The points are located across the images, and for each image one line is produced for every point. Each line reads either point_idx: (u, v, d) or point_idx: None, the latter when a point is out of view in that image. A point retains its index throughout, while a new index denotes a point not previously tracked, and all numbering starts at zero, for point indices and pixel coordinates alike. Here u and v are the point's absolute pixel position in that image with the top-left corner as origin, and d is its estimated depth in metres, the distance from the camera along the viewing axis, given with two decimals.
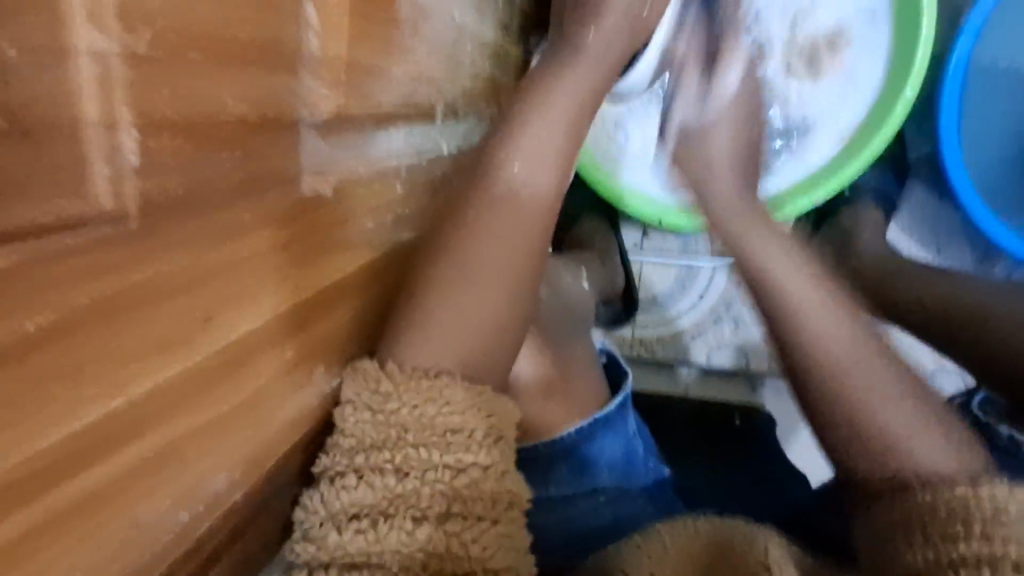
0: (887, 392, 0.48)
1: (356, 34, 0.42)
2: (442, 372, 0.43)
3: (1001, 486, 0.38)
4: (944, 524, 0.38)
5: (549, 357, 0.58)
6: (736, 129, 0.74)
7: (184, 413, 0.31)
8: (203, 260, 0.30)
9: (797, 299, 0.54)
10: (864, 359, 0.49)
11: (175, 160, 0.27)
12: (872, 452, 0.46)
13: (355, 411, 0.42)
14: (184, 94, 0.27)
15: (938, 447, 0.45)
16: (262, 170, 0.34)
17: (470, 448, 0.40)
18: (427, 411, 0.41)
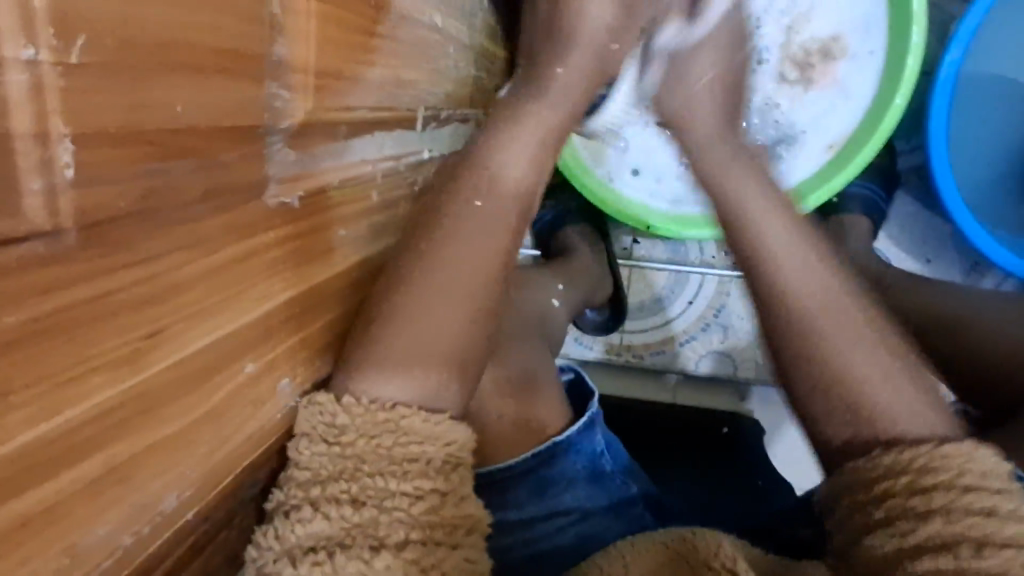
0: (857, 344, 0.46)
1: (328, 40, 0.41)
2: (397, 403, 0.44)
3: (960, 450, 0.41)
4: (906, 497, 0.40)
5: (506, 381, 0.60)
6: (721, 51, 0.62)
7: (133, 432, 0.29)
8: (150, 272, 0.29)
9: (773, 239, 0.52)
10: (836, 308, 0.47)
11: (126, 173, 0.26)
12: (839, 410, 0.45)
13: (309, 444, 0.42)
14: (128, 102, 0.26)
15: (905, 402, 0.44)
16: (219, 179, 0.33)
17: (427, 475, 0.42)
18: (384, 441, 0.42)
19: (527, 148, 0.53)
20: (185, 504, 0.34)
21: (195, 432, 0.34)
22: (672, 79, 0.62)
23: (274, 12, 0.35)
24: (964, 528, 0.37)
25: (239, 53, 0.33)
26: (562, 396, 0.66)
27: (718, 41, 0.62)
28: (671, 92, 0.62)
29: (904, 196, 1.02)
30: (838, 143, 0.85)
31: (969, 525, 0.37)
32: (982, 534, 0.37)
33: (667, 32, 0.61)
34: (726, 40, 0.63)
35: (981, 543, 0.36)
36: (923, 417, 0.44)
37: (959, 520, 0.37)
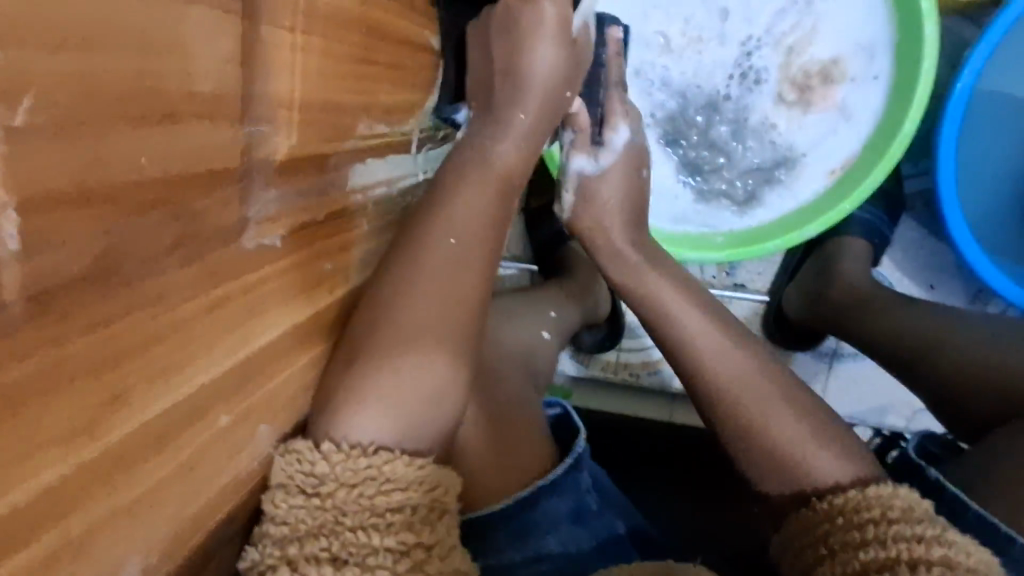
0: (774, 409, 0.48)
1: (316, 71, 0.39)
2: (379, 447, 0.42)
3: (884, 488, 0.44)
4: (842, 534, 0.42)
5: (497, 419, 0.58)
6: (628, 174, 0.62)
7: (93, 504, 0.28)
8: (111, 336, 0.27)
9: (688, 323, 0.53)
10: (752, 382, 0.50)
11: (81, 235, 0.24)
12: (777, 468, 0.47)
13: (287, 495, 0.40)
14: (85, 161, 0.24)
15: (829, 456, 0.47)
16: (191, 229, 0.31)
17: (412, 527, 0.40)
18: (366, 491, 0.40)
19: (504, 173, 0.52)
20: (150, 570, 0.33)
21: (163, 494, 0.32)
22: (584, 201, 0.61)
23: (254, 48, 0.33)
24: (896, 551, 0.40)
25: (212, 94, 0.31)
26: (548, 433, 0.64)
27: (624, 167, 0.62)
28: (585, 211, 0.61)
29: (909, 221, 1.00)
30: (841, 167, 0.83)
31: (901, 550, 0.40)
32: (913, 557, 0.39)
33: (577, 160, 0.61)
34: (632, 164, 0.63)
35: (913, 564, 0.39)
36: (846, 467, 0.46)
37: (892, 545, 0.40)
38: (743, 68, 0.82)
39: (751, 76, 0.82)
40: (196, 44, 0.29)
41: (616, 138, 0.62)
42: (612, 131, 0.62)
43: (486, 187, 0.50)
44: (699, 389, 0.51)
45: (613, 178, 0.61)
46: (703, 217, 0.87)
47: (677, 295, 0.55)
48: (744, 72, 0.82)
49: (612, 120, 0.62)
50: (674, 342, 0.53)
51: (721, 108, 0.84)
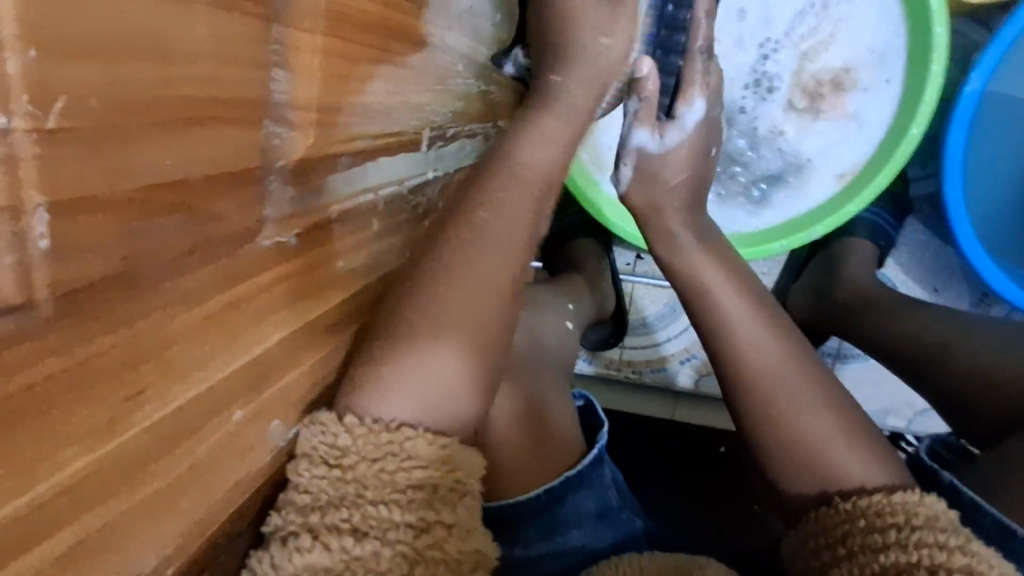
0: (807, 405, 0.50)
1: (334, 73, 0.39)
2: (402, 424, 0.44)
3: (910, 496, 0.45)
4: (864, 536, 0.43)
5: (521, 409, 0.60)
6: (693, 152, 0.65)
7: (113, 498, 0.29)
8: (133, 332, 0.27)
9: (733, 315, 0.54)
10: (789, 376, 0.51)
11: (107, 239, 0.25)
12: (795, 463, 0.49)
13: (310, 466, 0.42)
14: (113, 165, 0.24)
15: (853, 454, 0.48)
16: (214, 229, 0.31)
17: (432, 505, 0.41)
18: (387, 466, 0.42)
19: (530, 168, 0.52)
20: (166, 561, 0.33)
21: (178, 491, 0.33)
22: (645, 173, 0.64)
23: (277, 50, 0.34)
24: (918, 555, 0.41)
25: (236, 99, 0.31)
26: (576, 426, 0.66)
27: (689, 146, 0.65)
28: (642, 184, 0.64)
29: (914, 224, 1.01)
30: (850, 172, 0.83)
31: (922, 556, 0.41)
32: (933, 562, 0.40)
33: (640, 133, 0.64)
34: (696, 144, 0.66)
35: (934, 570, 0.40)
36: (872, 470, 0.48)
37: (913, 550, 0.41)
38: (758, 75, 0.82)
39: (765, 83, 0.82)
40: (223, 49, 0.29)
41: (687, 113, 0.65)
42: (682, 107, 0.65)
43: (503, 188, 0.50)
44: (734, 378, 0.52)
45: (678, 154, 0.64)
46: (718, 216, 0.88)
47: (724, 284, 0.57)
48: (758, 78, 0.82)
49: (683, 96, 0.65)
50: (716, 330, 0.55)
51: (734, 121, 0.84)
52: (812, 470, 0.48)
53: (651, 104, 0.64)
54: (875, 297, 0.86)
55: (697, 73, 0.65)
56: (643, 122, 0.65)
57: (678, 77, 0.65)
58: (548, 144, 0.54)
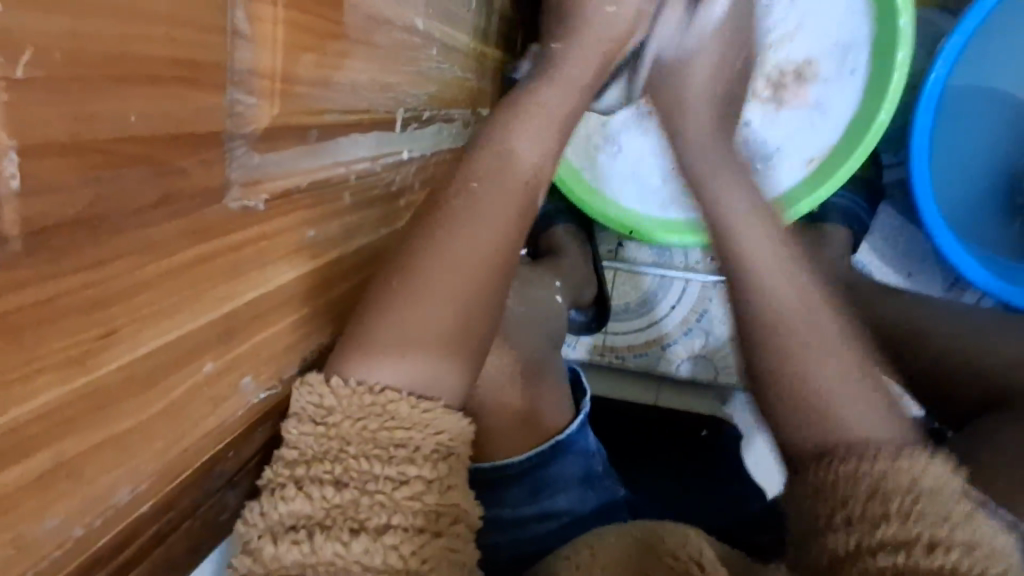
0: (822, 356, 0.50)
1: (298, 47, 0.42)
2: (386, 387, 0.46)
3: (917, 461, 0.44)
4: (865, 503, 0.42)
5: (508, 376, 0.62)
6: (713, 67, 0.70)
7: (85, 429, 0.31)
8: (100, 273, 0.30)
9: (761, 258, 0.57)
10: (807, 324, 0.52)
11: (75, 180, 0.28)
12: (792, 410, 0.50)
13: (298, 423, 0.44)
14: (78, 114, 0.27)
15: (866, 411, 0.48)
16: (180, 183, 0.34)
17: (413, 461, 0.43)
18: (369, 425, 0.44)
19: (502, 153, 0.54)
20: (138, 497, 0.36)
21: (150, 430, 0.35)
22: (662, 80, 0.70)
23: (236, 21, 0.36)
24: (917, 529, 0.40)
25: (198, 63, 0.34)
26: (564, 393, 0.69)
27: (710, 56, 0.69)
28: (668, 83, 0.70)
29: (889, 210, 1.02)
30: (818, 158, 0.85)
31: (923, 528, 0.40)
32: (933, 537, 0.40)
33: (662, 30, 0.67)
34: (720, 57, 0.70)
35: (932, 543, 0.39)
36: (884, 427, 0.47)
37: (913, 523, 0.40)
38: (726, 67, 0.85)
39: None
40: (185, 16, 0.32)
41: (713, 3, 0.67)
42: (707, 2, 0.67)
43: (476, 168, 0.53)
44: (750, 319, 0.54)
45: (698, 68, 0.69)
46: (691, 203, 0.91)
47: (753, 228, 0.59)
48: None
49: None
50: (743, 283, 0.56)
51: None
52: (817, 420, 0.49)
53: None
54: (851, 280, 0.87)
55: None
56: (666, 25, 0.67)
57: None
58: (516, 127, 0.55)
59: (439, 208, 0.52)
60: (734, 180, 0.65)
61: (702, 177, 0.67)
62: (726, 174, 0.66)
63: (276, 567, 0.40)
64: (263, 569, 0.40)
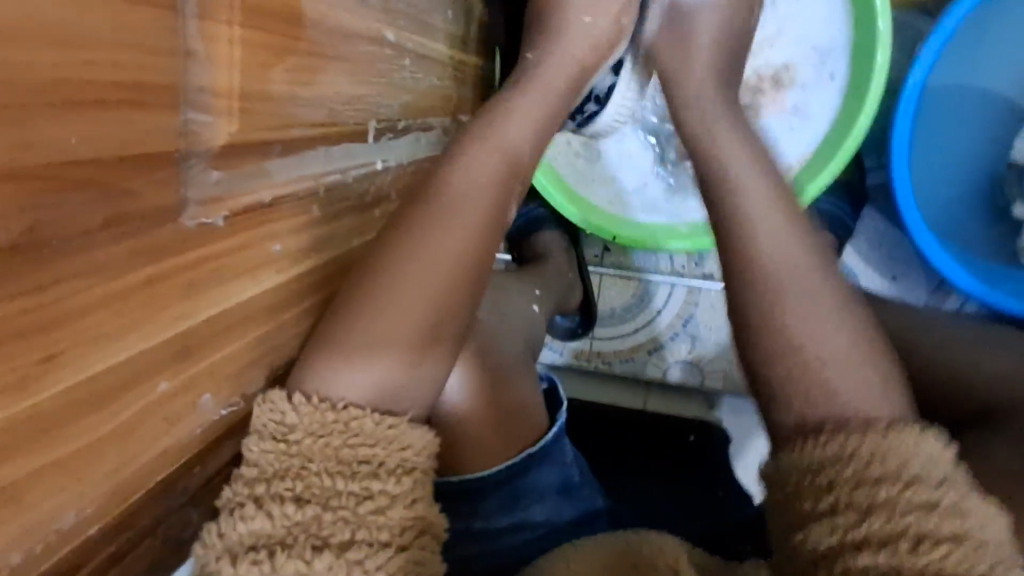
0: (831, 330, 0.48)
1: (255, 64, 0.42)
2: (348, 404, 0.46)
3: (907, 437, 0.42)
4: (852, 487, 0.40)
5: (482, 380, 0.61)
6: (722, 11, 0.68)
7: (29, 453, 0.31)
8: (43, 296, 0.30)
9: (754, 215, 0.54)
10: (807, 286, 0.50)
11: (12, 207, 0.28)
12: (783, 382, 0.47)
13: (258, 441, 0.44)
14: (17, 142, 0.27)
15: (857, 378, 0.46)
16: (128, 205, 0.34)
17: (376, 477, 0.43)
18: (332, 442, 0.44)
19: (471, 173, 0.53)
20: (87, 519, 0.36)
21: (101, 451, 0.36)
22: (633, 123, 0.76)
23: (189, 41, 0.37)
24: (904, 523, 0.38)
25: (144, 85, 0.34)
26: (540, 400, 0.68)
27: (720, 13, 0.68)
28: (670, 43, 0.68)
29: (873, 214, 1.00)
30: (797, 164, 0.85)
31: (911, 520, 0.38)
32: (921, 529, 0.38)
33: None
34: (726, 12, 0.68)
35: (919, 538, 0.38)
36: (884, 405, 0.45)
37: (901, 516, 0.39)
38: None
39: None
40: (127, 39, 0.32)
41: None
42: None
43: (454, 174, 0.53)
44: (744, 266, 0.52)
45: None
46: (673, 208, 0.90)
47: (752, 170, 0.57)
48: None
49: None
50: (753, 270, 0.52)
51: None
52: (802, 398, 0.46)
53: None
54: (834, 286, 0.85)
55: None
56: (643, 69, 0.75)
57: None
58: (490, 152, 0.55)
59: (407, 218, 0.51)
60: (731, 130, 0.61)
61: (719, 155, 0.59)
62: (721, 123, 0.62)
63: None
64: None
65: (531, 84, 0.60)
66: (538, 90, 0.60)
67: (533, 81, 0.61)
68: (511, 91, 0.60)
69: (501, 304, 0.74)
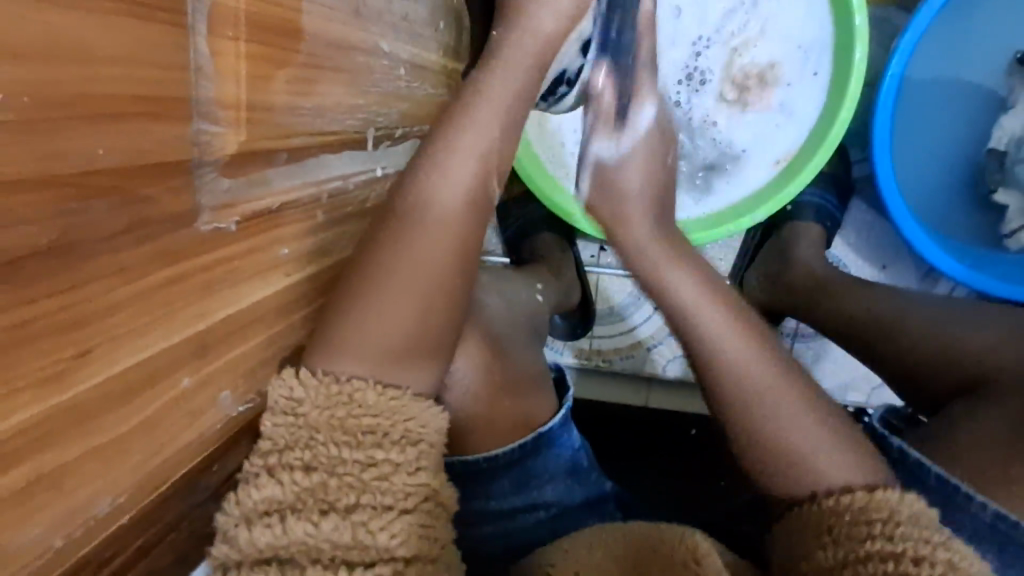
0: (802, 427, 0.50)
1: (258, 75, 0.44)
2: (352, 377, 0.49)
3: (892, 493, 0.46)
4: (848, 526, 0.45)
5: (486, 367, 0.62)
6: (651, 164, 0.65)
7: (66, 442, 0.33)
8: (75, 295, 0.32)
9: (718, 334, 0.54)
10: (774, 384, 0.52)
11: (46, 212, 0.30)
12: (780, 465, 0.50)
13: (272, 416, 0.47)
14: (44, 150, 0.30)
15: (838, 462, 0.49)
16: (149, 209, 0.37)
17: (380, 446, 0.46)
18: (337, 413, 0.47)
19: (454, 176, 0.53)
20: (118, 509, 0.38)
21: (129, 444, 0.38)
22: (604, 186, 0.65)
23: (197, 54, 0.39)
24: (903, 545, 0.42)
25: (157, 97, 0.36)
26: (547, 384, 0.69)
27: (643, 148, 0.66)
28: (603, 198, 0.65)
29: (860, 204, 1.03)
30: (785, 159, 0.88)
31: (908, 545, 0.42)
32: (919, 552, 0.42)
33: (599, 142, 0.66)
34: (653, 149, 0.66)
35: (918, 560, 0.42)
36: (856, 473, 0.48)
37: (898, 541, 0.43)
38: (689, 70, 0.88)
39: (696, 77, 0.88)
40: (143, 54, 0.35)
41: (641, 115, 0.67)
42: (635, 114, 0.67)
43: (448, 170, 0.53)
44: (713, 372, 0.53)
45: (634, 168, 0.65)
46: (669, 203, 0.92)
47: (707, 306, 0.55)
48: (690, 73, 0.88)
49: (634, 108, 0.67)
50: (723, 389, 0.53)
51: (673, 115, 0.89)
52: (794, 471, 0.49)
53: (605, 116, 0.67)
54: (825, 272, 0.88)
55: (647, 82, 0.68)
56: (601, 125, 0.67)
57: (630, 94, 0.67)
58: (476, 141, 0.54)
59: (394, 218, 0.52)
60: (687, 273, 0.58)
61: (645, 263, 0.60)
62: (678, 268, 0.58)
63: (253, 551, 0.42)
64: (240, 555, 0.42)
65: (503, 61, 0.57)
66: (513, 67, 0.57)
67: (499, 55, 0.57)
68: (484, 71, 0.57)
69: (507, 295, 0.76)
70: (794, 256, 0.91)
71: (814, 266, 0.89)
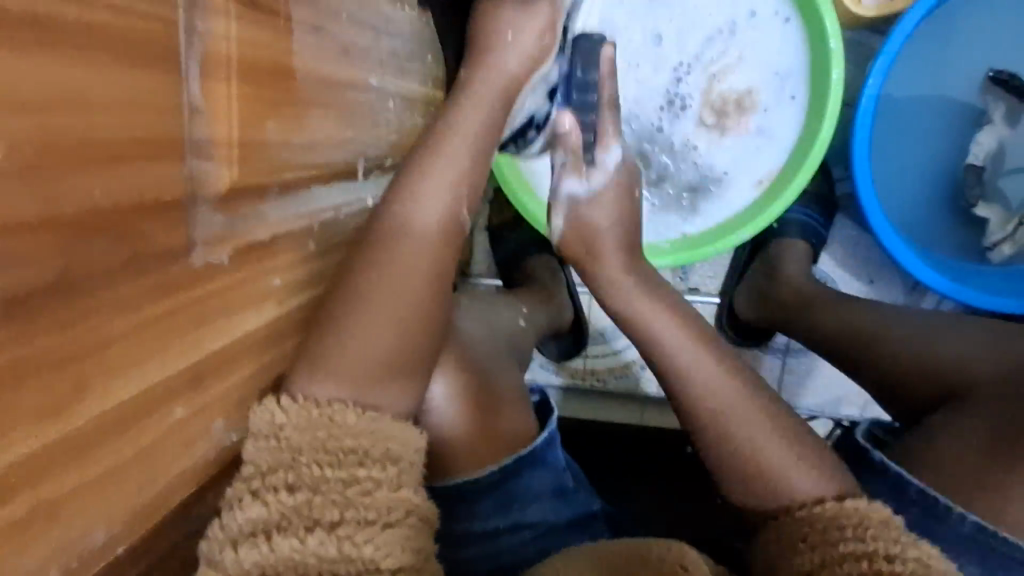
0: (775, 451, 0.53)
1: (250, 114, 0.46)
2: (332, 400, 0.50)
3: (859, 503, 0.49)
4: (825, 533, 0.47)
5: (465, 389, 0.64)
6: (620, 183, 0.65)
7: (62, 473, 0.34)
8: (73, 331, 0.34)
9: (688, 356, 0.57)
10: (744, 409, 0.55)
11: (48, 253, 0.32)
12: (749, 482, 0.53)
13: (253, 442, 0.48)
14: (46, 196, 0.31)
15: (806, 472, 0.52)
16: (144, 245, 0.38)
17: (362, 464, 0.47)
18: (319, 435, 0.48)
19: (429, 202, 0.56)
20: (114, 538, 0.39)
21: (121, 476, 0.39)
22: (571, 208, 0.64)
23: (192, 96, 0.41)
24: (874, 544, 0.45)
25: (152, 139, 0.38)
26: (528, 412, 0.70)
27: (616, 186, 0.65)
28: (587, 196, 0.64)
29: (845, 221, 1.05)
30: (767, 179, 0.90)
31: (879, 545, 0.44)
32: (889, 550, 0.44)
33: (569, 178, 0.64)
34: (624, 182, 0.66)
35: (890, 558, 0.44)
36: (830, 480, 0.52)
37: (871, 541, 0.45)
38: (671, 96, 0.91)
39: (677, 103, 0.91)
40: (138, 99, 0.37)
41: (613, 142, 0.66)
42: (605, 148, 0.65)
43: (440, 190, 0.57)
44: (688, 403, 0.56)
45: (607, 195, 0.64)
46: (659, 224, 0.93)
47: (689, 342, 0.58)
48: (671, 99, 0.90)
49: (603, 140, 0.66)
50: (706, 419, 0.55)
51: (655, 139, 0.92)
52: (766, 490, 0.53)
53: (582, 146, 0.64)
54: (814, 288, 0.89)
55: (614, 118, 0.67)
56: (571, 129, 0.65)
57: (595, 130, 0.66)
58: (449, 169, 0.57)
59: (371, 244, 0.54)
60: (660, 304, 0.60)
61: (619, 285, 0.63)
62: (661, 307, 0.60)
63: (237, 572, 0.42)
64: None
65: (474, 95, 0.60)
66: (480, 101, 0.60)
67: (480, 91, 0.60)
68: (455, 105, 0.60)
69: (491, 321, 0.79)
70: (782, 274, 0.92)
71: (802, 283, 0.89)
